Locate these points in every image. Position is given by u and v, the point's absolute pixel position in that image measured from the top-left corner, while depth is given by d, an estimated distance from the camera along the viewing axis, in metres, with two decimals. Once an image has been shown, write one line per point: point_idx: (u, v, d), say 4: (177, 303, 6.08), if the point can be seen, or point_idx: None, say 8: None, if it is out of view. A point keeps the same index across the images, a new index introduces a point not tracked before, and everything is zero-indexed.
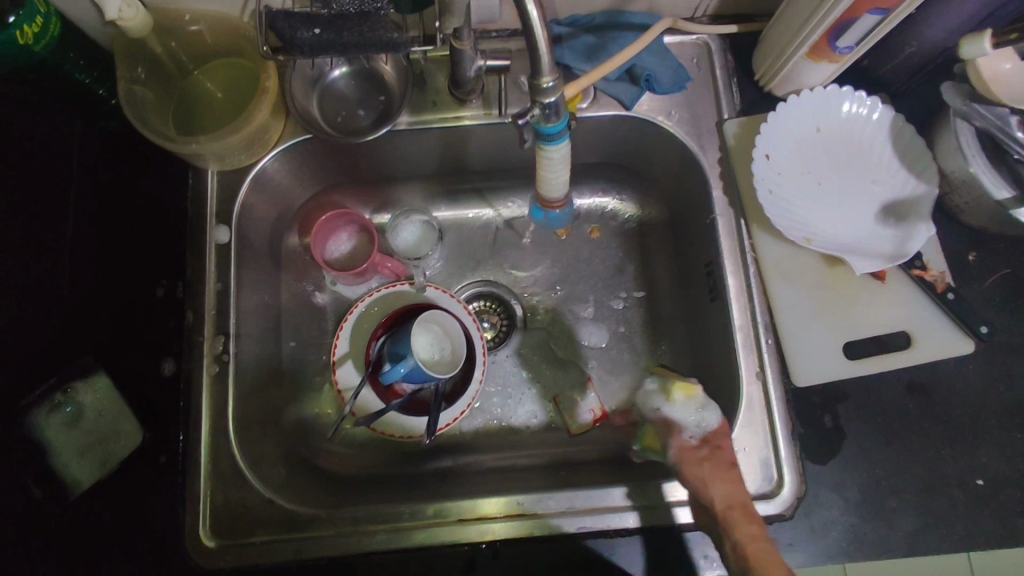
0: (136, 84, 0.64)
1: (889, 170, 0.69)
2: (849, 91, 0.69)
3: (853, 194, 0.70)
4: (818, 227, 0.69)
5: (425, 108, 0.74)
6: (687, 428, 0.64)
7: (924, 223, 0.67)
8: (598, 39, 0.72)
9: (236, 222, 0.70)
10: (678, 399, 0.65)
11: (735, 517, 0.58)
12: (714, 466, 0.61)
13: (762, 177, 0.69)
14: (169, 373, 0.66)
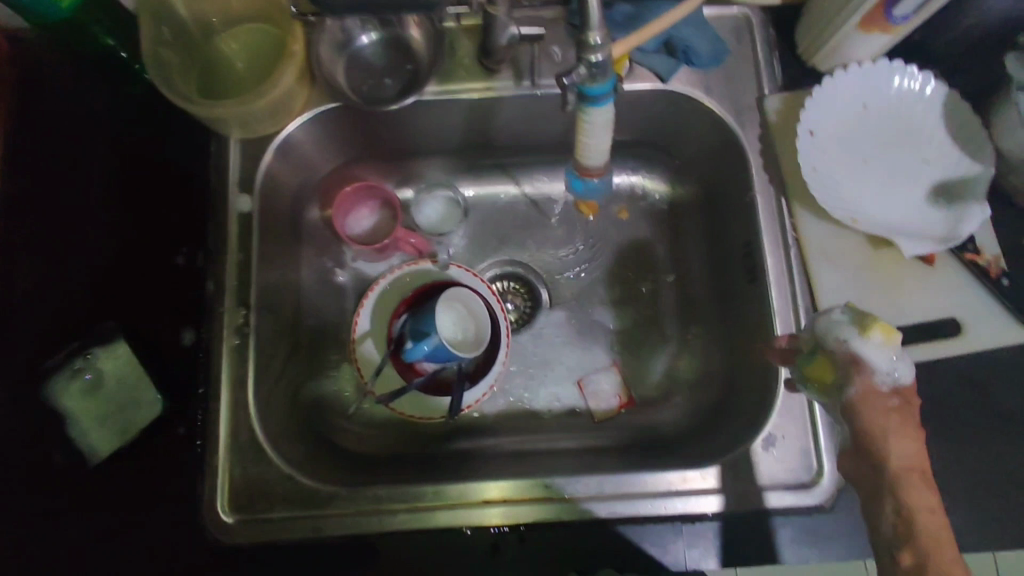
0: (160, 45, 0.63)
1: (941, 149, 0.66)
2: (901, 66, 0.65)
3: (901, 174, 0.66)
4: (864, 207, 0.66)
5: (453, 77, 0.71)
6: (879, 372, 0.55)
7: (978, 205, 0.63)
8: (636, 8, 0.68)
9: (259, 192, 0.68)
10: (875, 340, 0.55)
11: (912, 481, 0.50)
12: (902, 420, 0.53)
13: (806, 154, 0.66)
14: (189, 344, 0.64)
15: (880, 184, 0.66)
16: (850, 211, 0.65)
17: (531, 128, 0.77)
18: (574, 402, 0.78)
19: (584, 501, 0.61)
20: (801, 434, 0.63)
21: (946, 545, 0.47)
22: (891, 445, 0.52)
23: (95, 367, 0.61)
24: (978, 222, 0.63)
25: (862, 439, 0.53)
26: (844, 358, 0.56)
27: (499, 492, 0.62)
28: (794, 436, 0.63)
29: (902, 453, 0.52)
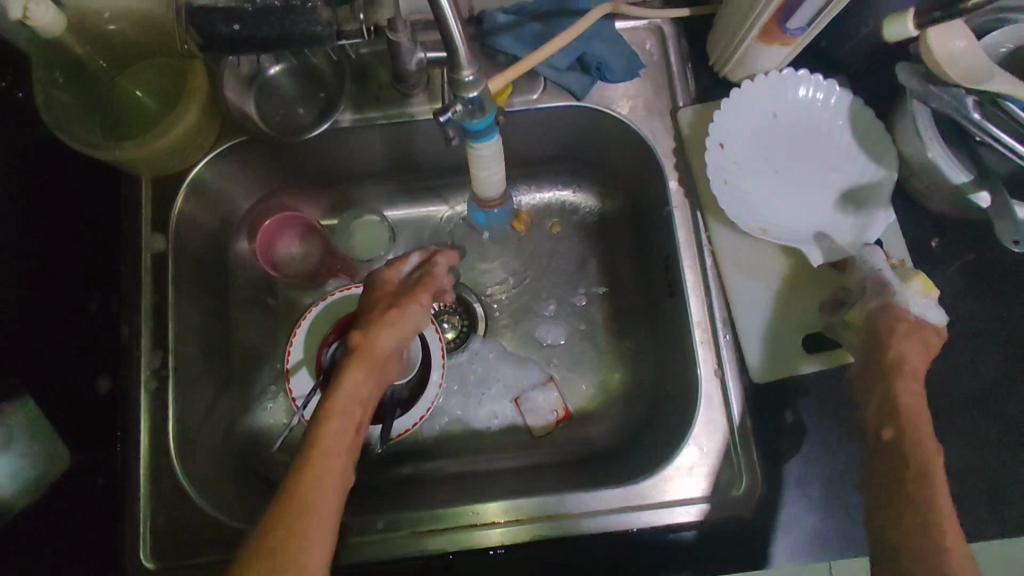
0: (53, 89, 0.60)
1: (847, 156, 0.67)
2: (805, 75, 0.66)
3: (811, 182, 0.68)
4: (776, 217, 0.67)
5: (367, 103, 0.70)
6: (914, 308, 0.59)
7: (883, 209, 0.65)
8: (545, 27, 0.69)
9: (173, 230, 0.68)
10: (914, 287, 0.59)
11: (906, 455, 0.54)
12: (919, 340, 0.59)
13: (717, 167, 0.66)
14: (105, 391, 0.65)
15: (790, 193, 0.67)
16: (763, 222, 0.66)
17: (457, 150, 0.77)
18: (511, 418, 0.78)
19: (538, 523, 0.63)
20: (723, 445, 0.64)
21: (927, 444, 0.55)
22: (897, 343, 0.58)
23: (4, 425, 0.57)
24: (882, 224, 0.65)
25: (877, 347, 0.60)
26: (871, 283, 0.61)
27: (500, 511, 0.64)
28: (715, 447, 0.64)
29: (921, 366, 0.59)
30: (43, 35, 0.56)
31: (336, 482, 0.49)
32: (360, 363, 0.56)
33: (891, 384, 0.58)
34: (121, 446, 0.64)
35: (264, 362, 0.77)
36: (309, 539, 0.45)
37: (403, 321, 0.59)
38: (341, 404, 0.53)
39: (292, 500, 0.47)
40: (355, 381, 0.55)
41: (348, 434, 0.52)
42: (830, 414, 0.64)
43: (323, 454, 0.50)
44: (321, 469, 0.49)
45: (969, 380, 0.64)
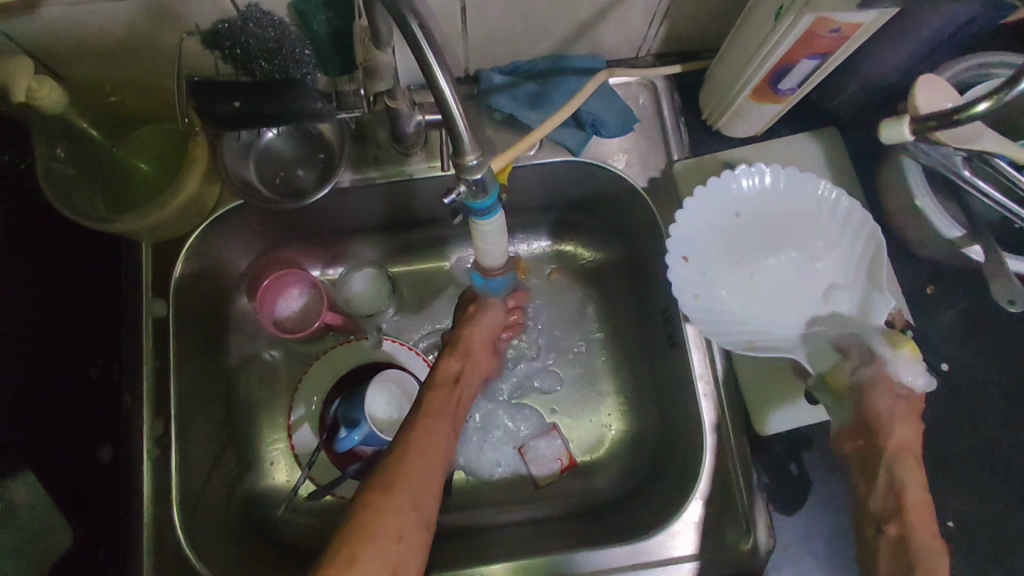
0: (55, 163, 0.60)
1: (827, 249, 0.68)
2: (743, 170, 0.67)
3: (789, 278, 0.69)
4: (763, 324, 0.67)
5: (366, 164, 0.71)
6: (903, 378, 0.58)
7: (882, 293, 0.65)
8: (540, 86, 0.70)
9: (174, 294, 0.68)
10: (902, 354, 0.59)
11: (915, 512, 0.54)
12: (907, 409, 0.57)
13: (686, 286, 0.66)
14: (107, 461, 0.64)
15: (767, 294, 0.68)
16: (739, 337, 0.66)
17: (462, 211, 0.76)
18: (514, 467, 0.78)
19: None
20: (729, 502, 0.64)
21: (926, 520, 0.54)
22: (895, 430, 0.56)
23: (5, 497, 0.58)
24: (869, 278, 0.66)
25: (867, 417, 0.58)
26: (861, 352, 0.61)
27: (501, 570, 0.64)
28: (722, 503, 0.64)
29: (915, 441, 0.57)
30: (45, 110, 0.57)
31: (440, 437, 0.62)
32: (457, 354, 0.70)
33: (893, 476, 0.55)
34: (126, 517, 0.62)
35: (266, 420, 0.77)
36: (422, 473, 0.57)
37: (483, 317, 0.73)
38: (440, 379, 0.68)
39: (408, 450, 0.59)
40: (447, 366, 0.69)
41: (450, 397, 0.67)
42: (833, 466, 0.65)
43: (432, 415, 0.63)
44: (433, 426, 0.62)
45: (971, 428, 0.65)
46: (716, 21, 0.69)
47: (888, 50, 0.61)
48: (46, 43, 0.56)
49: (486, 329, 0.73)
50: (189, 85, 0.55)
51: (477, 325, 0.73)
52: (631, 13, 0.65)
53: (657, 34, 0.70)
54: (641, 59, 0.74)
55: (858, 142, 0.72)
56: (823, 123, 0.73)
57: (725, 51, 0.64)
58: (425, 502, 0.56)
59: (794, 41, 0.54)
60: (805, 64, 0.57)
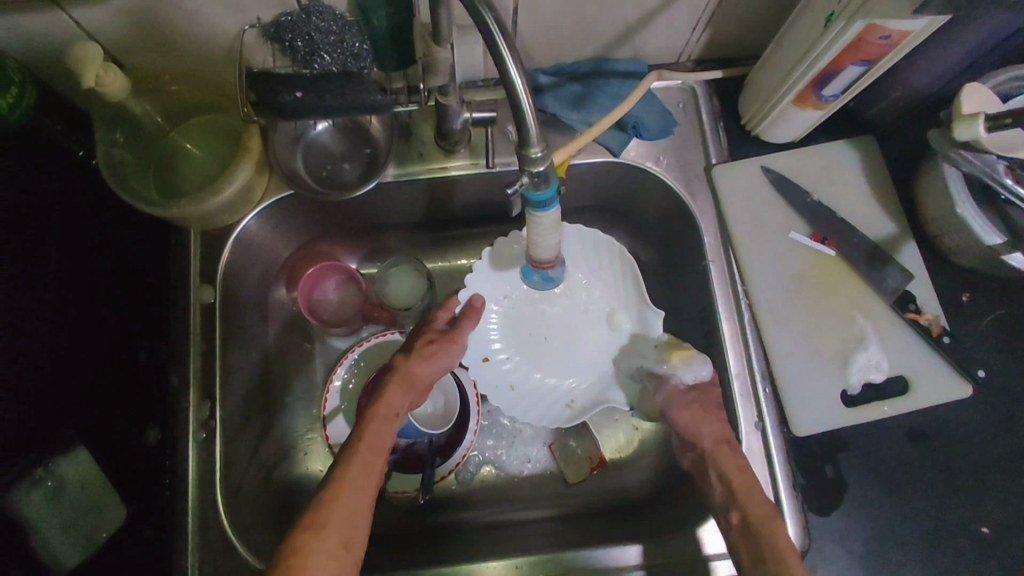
0: (113, 146, 0.62)
1: (593, 284, 0.77)
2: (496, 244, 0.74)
3: (579, 319, 0.77)
4: (581, 373, 0.76)
5: (411, 160, 0.72)
6: (684, 379, 0.66)
7: (649, 308, 0.74)
8: (584, 88, 0.71)
9: (221, 282, 0.69)
10: (678, 362, 0.66)
11: (721, 450, 0.63)
12: (703, 407, 0.65)
13: (489, 387, 0.74)
14: (154, 442, 0.66)
15: (556, 355, 0.76)
16: (540, 410, 0.75)
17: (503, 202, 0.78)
18: (544, 464, 0.78)
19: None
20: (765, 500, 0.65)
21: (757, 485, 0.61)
22: (702, 433, 0.64)
23: (56, 474, 0.59)
24: (903, 281, 0.68)
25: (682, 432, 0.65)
26: (654, 374, 0.70)
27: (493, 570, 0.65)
28: None
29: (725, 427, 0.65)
30: (109, 96, 0.58)
31: (371, 474, 0.58)
32: (400, 386, 0.65)
33: (719, 469, 0.62)
34: (169, 492, 0.64)
35: (301, 410, 0.78)
36: (346, 510, 0.55)
37: (434, 348, 0.68)
38: (380, 414, 0.63)
39: (334, 485, 0.56)
40: (389, 399, 0.64)
41: (385, 429, 0.62)
42: (868, 469, 0.65)
43: (365, 450, 0.60)
44: (361, 463, 0.59)
45: (1005, 434, 0.66)
46: (758, 28, 0.70)
47: (932, 61, 0.62)
48: (111, 31, 0.57)
49: (440, 365, 0.67)
50: (249, 75, 0.56)
51: (429, 359, 0.67)
52: (677, 19, 0.67)
53: (699, 40, 0.71)
54: (681, 64, 0.76)
55: (895, 150, 0.73)
56: (860, 131, 0.74)
57: (770, 55, 0.65)
58: (353, 540, 0.54)
59: (843, 47, 0.55)
60: (850, 71, 0.58)
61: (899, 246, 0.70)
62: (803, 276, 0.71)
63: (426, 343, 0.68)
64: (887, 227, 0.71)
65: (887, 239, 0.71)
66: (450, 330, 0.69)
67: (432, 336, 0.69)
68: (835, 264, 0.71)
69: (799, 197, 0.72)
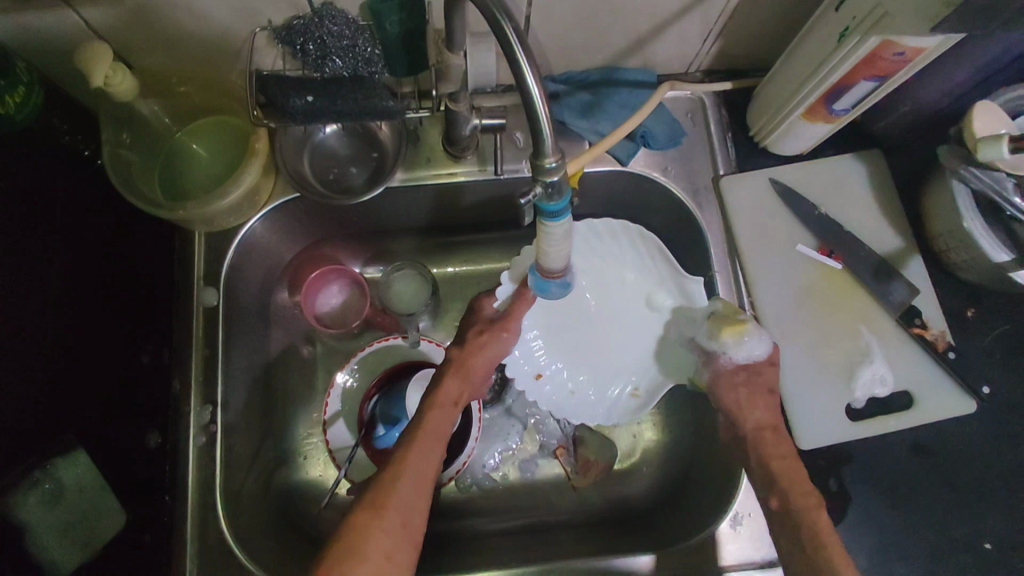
0: (122, 148, 0.62)
1: (626, 268, 0.77)
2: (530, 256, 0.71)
3: (627, 298, 0.77)
4: (627, 359, 0.77)
5: (418, 165, 0.72)
6: (735, 358, 0.67)
7: (687, 278, 0.72)
8: (593, 97, 0.71)
9: (225, 284, 0.68)
10: (726, 339, 0.66)
11: (764, 437, 0.64)
12: (751, 393, 0.66)
13: (546, 399, 0.75)
14: (155, 446, 0.65)
15: (609, 354, 0.77)
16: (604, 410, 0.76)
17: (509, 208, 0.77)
18: (547, 472, 0.78)
19: None
20: None
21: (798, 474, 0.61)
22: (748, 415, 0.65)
23: (54, 477, 0.58)
24: (908, 296, 0.68)
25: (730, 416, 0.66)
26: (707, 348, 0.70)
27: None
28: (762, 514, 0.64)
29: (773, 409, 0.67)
30: (115, 97, 0.58)
31: (433, 456, 0.58)
32: (457, 373, 0.66)
33: (760, 452, 0.63)
34: (169, 498, 0.64)
35: (302, 415, 0.77)
36: (409, 492, 0.55)
37: (488, 342, 0.68)
38: (439, 402, 0.63)
39: (396, 467, 0.56)
40: (449, 387, 0.65)
41: (445, 417, 0.62)
42: (873, 483, 0.65)
43: (426, 433, 0.60)
44: (421, 446, 0.58)
45: (1008, 450, 0.66)
46: (769, 41, 0.70)
47: (942, 77, 0.62)
48: (121, 32, 0.57)
49: (493, 353, 0.68)
50: (258, 78, 0.56)
51: (482, 347, 0.68)
52: (688, 30, 0.66)
53: (709, 51, 0.71)
54: (690, 74, 0.75)
55: (901, 164, 0.73)
56: (867, 145, 0.74)
57: (779, 68, 0.65)
58: (414, 522, 0.54)
59: (856, 62, 0.55)
60: (862, 86, 0.58)
61: (905, 260, 0.71)
62: (810, 288, 0.70)
63: (477, 333, 0.69)
64: (893, 241, 0.71)
65: (893, 252, 0.71)
66: (501, 318, 0.70)
67: (483, 326, 0.69)
68: (842, 277, 0.71)
69: (806, 208, 0.72)
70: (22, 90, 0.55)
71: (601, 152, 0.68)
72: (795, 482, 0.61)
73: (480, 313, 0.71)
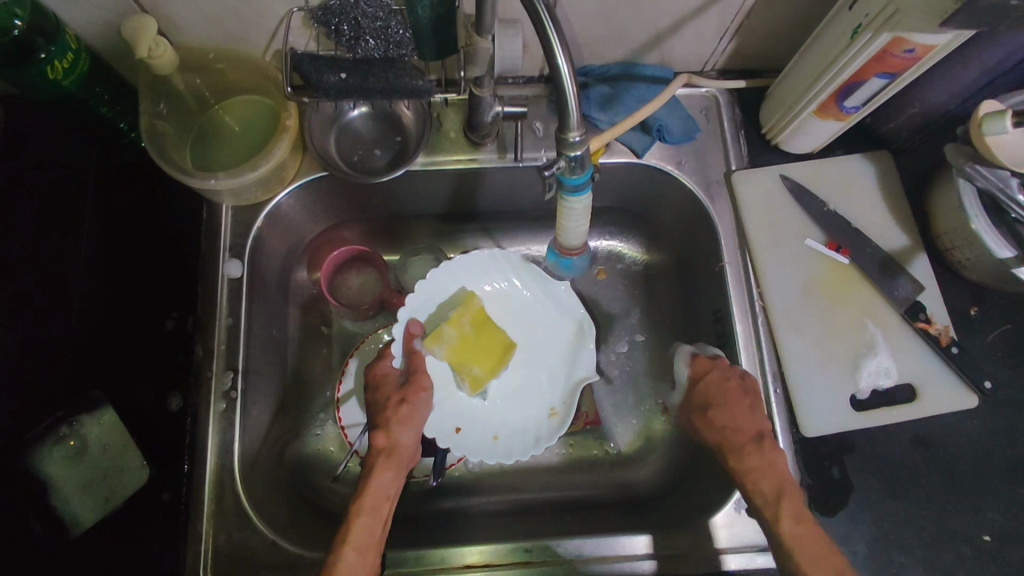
0: (158, 118, 0.65)
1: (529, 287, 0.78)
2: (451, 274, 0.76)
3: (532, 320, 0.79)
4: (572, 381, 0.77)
5: (440, 150, 0.73)
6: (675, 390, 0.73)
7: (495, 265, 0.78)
8: (612, 89, 0.73)
9: (248, 257, 0.70)
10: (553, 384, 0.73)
11: (749, 449, 0.63)
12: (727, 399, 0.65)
13: (474, 449, 0.73)
14: (175, 409, 0.66)
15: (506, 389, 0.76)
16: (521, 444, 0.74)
17: (526, 196, 0.79)
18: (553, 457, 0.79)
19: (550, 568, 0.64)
20: None
21: (765, 477, 0.61)
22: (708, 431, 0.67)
23: (79, 434, 0.62)
24: (913, 292, 0.70)
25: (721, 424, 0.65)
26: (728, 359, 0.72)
27: (480, 557, 0.65)
28: None
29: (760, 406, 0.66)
30: (156, 69, 0.60)
31: (364, 567, 0.56)
32: (385, 461, 0.62)
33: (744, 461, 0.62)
34: (187, 463, 0.64)
35: (316, 391, 0.78)
36: None
37: (410, 417, 0.65)
38: (370, 502, 0.59)
39: None
40: (381, 482, 0.61)
41: (375, 517, 0.59)
42: (873, 472, 0.67)
43: (354, 540, 0.57)
44: (352, 561, 0.56)
45: (1009, 447, 0.68)
46: (783, 41, 0.72)
47: (951, 78, 0.64)
48: (165, 8, 0.59)
49: (416, 423, 0.66)
50: (295, 57, 0.59)
51: (405, 421, 0.65)
52: (705, 28, 0.69)
53: (724, 50, 0.74)
54: (705, 73, 0.78)
55: (907, 166, 0.76)
56: (876, 147, 0.77)
57: (794, 66, 0.67)
58: None
59: (867, 59, 0.58)
60: (873, 82, 0.60)
61: (910, 257, 0.72)
62: (817, 281, 0.72)
63: (397, 405, 0.65)
64: (899, 240, 0.73)
65: (899, 250, 0.73)
66: (412, 381, 0.67)
67: (398, 397, 0.66)
68: (848, 272, 0.73)
69: (815, 204, 0.74)
70: (70, 56, 0.57)
71: (623, 129, 0.69)
72: (762, 484, 0.61)
73: (389, 379, 0.68)
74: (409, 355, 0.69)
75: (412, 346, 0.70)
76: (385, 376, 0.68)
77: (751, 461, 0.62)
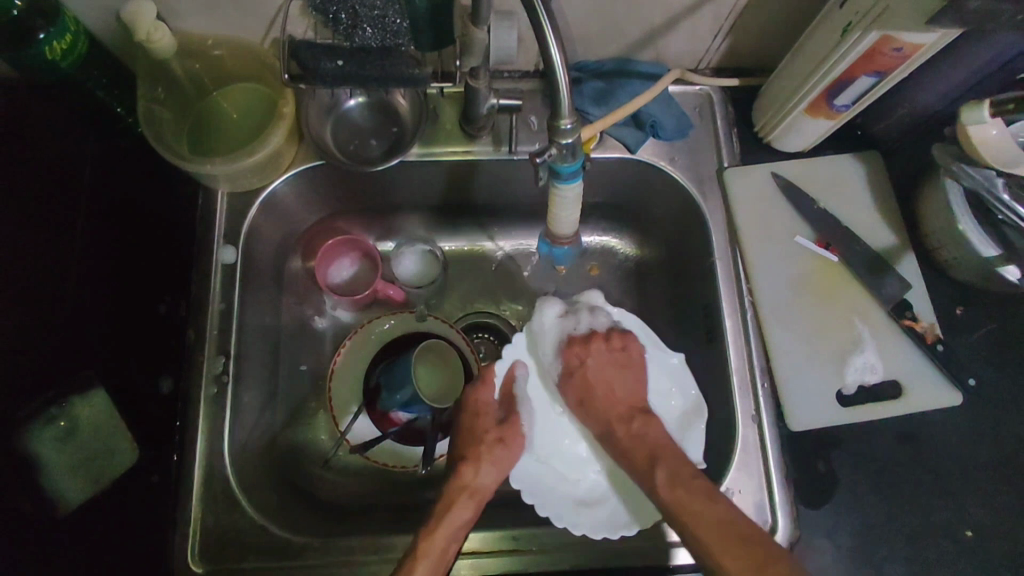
0: (154, 103, 0.66)
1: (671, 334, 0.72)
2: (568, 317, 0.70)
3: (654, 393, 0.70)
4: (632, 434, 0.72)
5: (435, 141, 0.74)
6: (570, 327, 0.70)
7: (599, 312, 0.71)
8: (607, 84, 0.74)
9: (243, 243, 0.71)
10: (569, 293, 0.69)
11: (636, 421, 0.65)
12: (614, 363, 0.67)
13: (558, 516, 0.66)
14: (166, 391, 0.69)
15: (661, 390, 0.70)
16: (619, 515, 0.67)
17: (521, 189, 0.80)
18: None
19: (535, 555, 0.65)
20: (758, 489, 0.66)
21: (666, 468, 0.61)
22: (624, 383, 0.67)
23: (70, 415, 0.61)
24: (899, 290, 0.71)
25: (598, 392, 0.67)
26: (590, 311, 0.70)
27: (468, 544, 0.66)
28: (751, 490, 0.66)
29: (634, 379, 0.68)
30: (155, 53, 0.61)
31: None
32: (467, 498, 0.62)
33: (657, 462, 0.62)
34: (176, 457, 0.67)
35: (308, 380, 0.78)
36: None
37: (497, 457, 0.65)
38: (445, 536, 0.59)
39: None
40: (457, 516, 0.61)
41: (443, 557, 0.58)
42: (858, 466, 0.68)
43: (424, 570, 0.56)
44: None
45: (990, 444, 0.69)
46: (775, 41, 0.73)
47: (938, 78, 0.65)
48: None
49: (504, 466, 0.66)
50: (292, 43, 0.60)
51: (495, 460, 0.65)
52: (699, 25, 0.70)
53: (718, 48, 0.74)
54: (700, 71, 0.78)
55: (895, 167, 0.77)
56: (866, 148, 0.78)
57: (785, 64, 0.68)
58: None
59: (855, 58, 0.59)
60: (862, 81, 0.61)
61: (899, 256, 0.73)
62: (806, 277, 0.73)
63: (493, 444, 0.66)
64: (888, 238, 0.74)
65: (887, 249, 0.74)
66: (509, 421, 0.67)
67: (488, 434, 0.66)
68: (835, 268, 0.74)
69: (804, 203, 0.75)
70: (68, 37, 0.58)
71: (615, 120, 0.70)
72: (676, 468, 0.61)
73: (486, 413, 0.68)
74: (507, 396, 0.69)
75: (513, 389, 0.70)
76: (482, 406, 0.68)
77: (662, 465, 0.61)
